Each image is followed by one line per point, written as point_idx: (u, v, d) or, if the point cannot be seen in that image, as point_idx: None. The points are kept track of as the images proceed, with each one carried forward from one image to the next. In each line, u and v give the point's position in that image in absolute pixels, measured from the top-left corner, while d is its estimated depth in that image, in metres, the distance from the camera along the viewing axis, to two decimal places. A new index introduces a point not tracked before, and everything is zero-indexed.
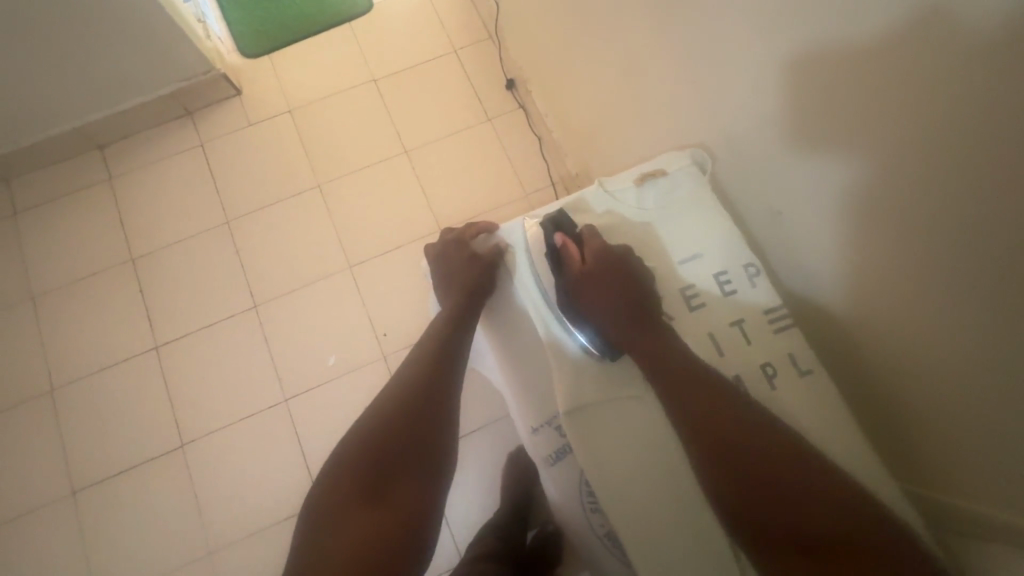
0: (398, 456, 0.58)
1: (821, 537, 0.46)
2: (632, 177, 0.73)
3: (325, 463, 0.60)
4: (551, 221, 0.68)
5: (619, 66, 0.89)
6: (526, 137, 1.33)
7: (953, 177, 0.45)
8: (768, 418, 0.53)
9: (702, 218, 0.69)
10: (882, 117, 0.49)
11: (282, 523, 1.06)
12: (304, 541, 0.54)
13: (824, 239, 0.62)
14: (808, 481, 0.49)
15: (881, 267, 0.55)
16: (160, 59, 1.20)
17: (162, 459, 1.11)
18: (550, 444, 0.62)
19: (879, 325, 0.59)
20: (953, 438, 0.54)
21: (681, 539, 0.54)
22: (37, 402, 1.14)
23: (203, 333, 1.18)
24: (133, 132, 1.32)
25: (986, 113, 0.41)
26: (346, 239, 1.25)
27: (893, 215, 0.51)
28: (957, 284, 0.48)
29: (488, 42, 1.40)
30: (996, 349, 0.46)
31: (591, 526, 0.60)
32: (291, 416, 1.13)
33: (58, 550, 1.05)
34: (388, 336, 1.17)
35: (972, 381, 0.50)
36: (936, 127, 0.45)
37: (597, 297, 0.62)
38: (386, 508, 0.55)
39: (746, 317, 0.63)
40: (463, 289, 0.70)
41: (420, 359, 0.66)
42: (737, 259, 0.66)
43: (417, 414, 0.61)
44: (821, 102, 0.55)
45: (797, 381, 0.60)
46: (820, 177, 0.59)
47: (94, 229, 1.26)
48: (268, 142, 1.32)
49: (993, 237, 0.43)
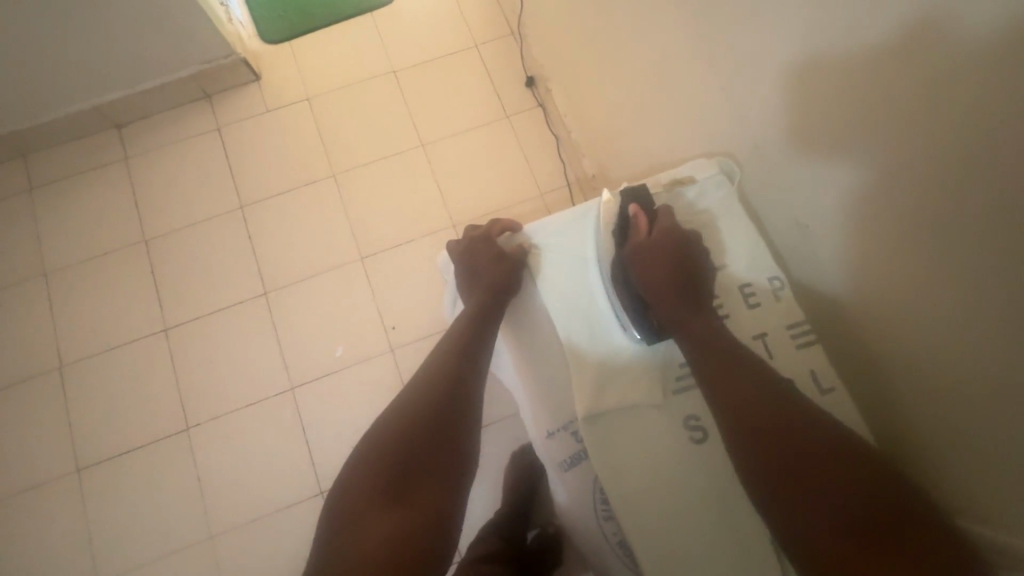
0: (423, 454, 0.58)
1: (843, 524, 0.46)
2: (661, 183, 0.74)
3: (346, 465, 0.59)
4: (630, 194, 0.71)
5: (642, 69, 0.89)
6: (543, 136, 1.32)
7: (967, 198, 0.44)
8: (803, 409, 0.52)
9: (729, 227, 0.68)
10: (902, 135, 0.49)
11: (283, 511, 1.06)
12: (326, 544, 0.53)
13: (842, 256, 0.61)
14: (833, 470, 0.48)
15: (898, 285, 0.54)
16: (181, 40, 1.19)
17: (166, 441, 1.11)
18: (565, 449, 0.62)
19: (893, 342, 0.58)
20: (960, 447, 0.53)
21: (685, 551, 0.53)
22: (45, 377, 1.14)
23: (213, 317, 1.19)
24: (152, 113, 1.32)
25: (1002, 134, 0.40)
26: (359, 230, 1.24)
27: (913, 235, 0.50)
28: (977, 309, 0.47)
29: (509, 38, 1.39)
30: (1005, 367, 0.45)
31: (604, 534, 0.59)
32: (296, 405, 1.13)
33: (60, 526, 1.06)
34: (397, 329, 1.17)
35: (988, 400, 0.48)
36: (953, 147, 0.44)
37: (648, 270, 0.64)
38: (412, 505, 0.54)
39: (768, 330, 0.63)
40: (489, 286, 0.69)
41: (445, 355, 0.66)
42: (761, 272, 0.65)
43: (442, 411, 0.60)
44: (846, 117, 0.54)
45: (817, 399, 0.59)
46: (841, 193, 0.58)
47: (109, 208, 1.26)
48: (285, 129, 1.31)
49: (1005, 259, 0.43)
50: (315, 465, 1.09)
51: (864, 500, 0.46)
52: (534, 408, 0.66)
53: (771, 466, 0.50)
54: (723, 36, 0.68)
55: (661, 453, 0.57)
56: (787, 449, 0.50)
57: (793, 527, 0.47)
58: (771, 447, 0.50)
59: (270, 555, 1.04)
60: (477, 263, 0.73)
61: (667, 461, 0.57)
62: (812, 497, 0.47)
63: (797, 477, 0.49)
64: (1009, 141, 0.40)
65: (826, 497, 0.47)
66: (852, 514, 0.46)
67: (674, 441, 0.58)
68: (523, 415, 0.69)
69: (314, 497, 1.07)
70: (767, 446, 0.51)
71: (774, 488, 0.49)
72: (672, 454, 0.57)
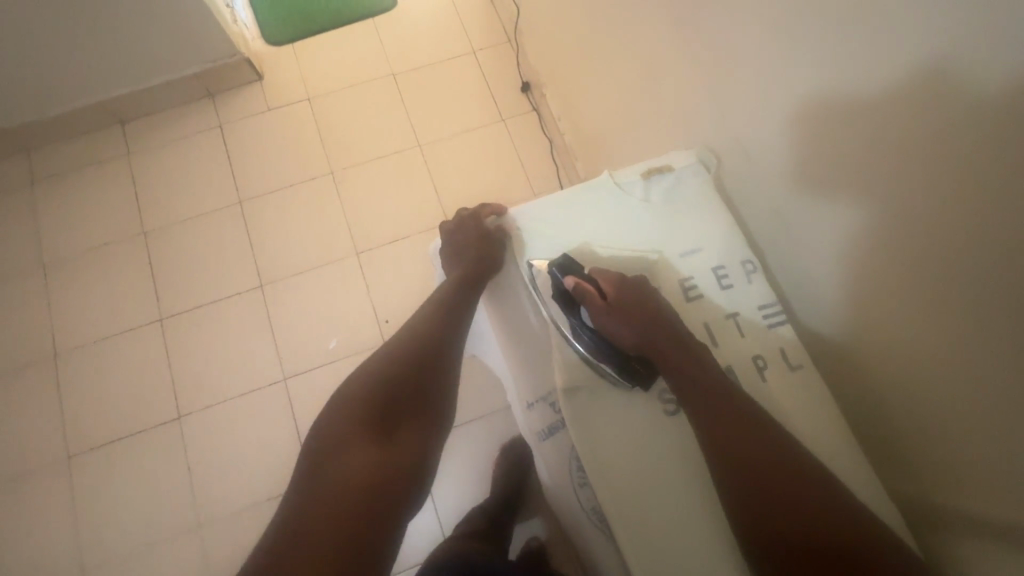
0: (405, 402, 0.62)
1: (810, 520, 0.48)
2: (638, 171, 0.73)
3: (330, 401, 0.62)
4: (558, 267, 0.65)
5: (631, 71, 0.92)
6: (537, 139, 1.36)
7: (929, 183, 0.47)
8: (752, 409, 0.54)
9: (705, 212, 0.69)
10: (872, 123, 0.51)
11: (273, 499, 1.08)
12: (309, 468, 0.56)
13: (813, 241, 0.63)
14: (797, 467, 0.51)
15: (868, 269, 0.57)
16: (189, 39, 1.23)
17: (158, 429, 1.12)
18: (543, 420, 0.64)
19: (862, 327, 0.60)
20: (921, 435, 0.56)
21: (660, 525, 0.55)
22: (41, 365, 1.15)
23: (208, 308, 1.20)
24: (155, 109, 1.35)
25: (963, 119, 0.43)
26: (355, 226, 1.27)
27: (882, 217, 0.53)
28: (946, 292, 0.49)
29: (506, 45, 1.43)
30: (966, 353, 0.48)
31: (580, 502, 0.60)
32: (288, 395, 1.14)
33: (49, 513, 1.06)
34: (389, 323, 1.20)
35: (955, 387, 0.50)
36: (916, 135, 0.47)
37: (623, 329, 0.60)
38: (393, 446, 0.58)
39: (741, 310, 0.64)
40: (471, 260, 0.74)
41: (427, 319, 0.69)
42: (735, 256, 0.67)
43: (424, 365, 0.64)
44: (823, 107, 0.57)
45: (787, 375, 0.61)
46: (814, 182, 0.61)
47: (108, 201, 1.28)
48: (285, 127, 1.35)
49: (966, 239, 0.45)
50: None
51: (832, 499, 0.49)
52: (515, 381, 0.68)
53: (737, 469, 0.52)
54: (708, 37, 0.71)
55: (634, 430, 0.59)
56: (752, 451, 0.52)
57: (763, 523, 0.50)
58: (744, 468, 0.52)
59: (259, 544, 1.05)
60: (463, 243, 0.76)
61: (643, 439, 0.59)
62: (781, 497, 0.50)
63: (772, 497, 0.50)
64: (968, 125, 0.43)
65: (802, 516, 0.49)
66: (820, 509, 0.49)
67: (651, 418, 0.60)
68: (507, 390, 0.71)
69: None
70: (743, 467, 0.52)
71: (755, 507, 0.50)
72: (648, 432, 0.59)
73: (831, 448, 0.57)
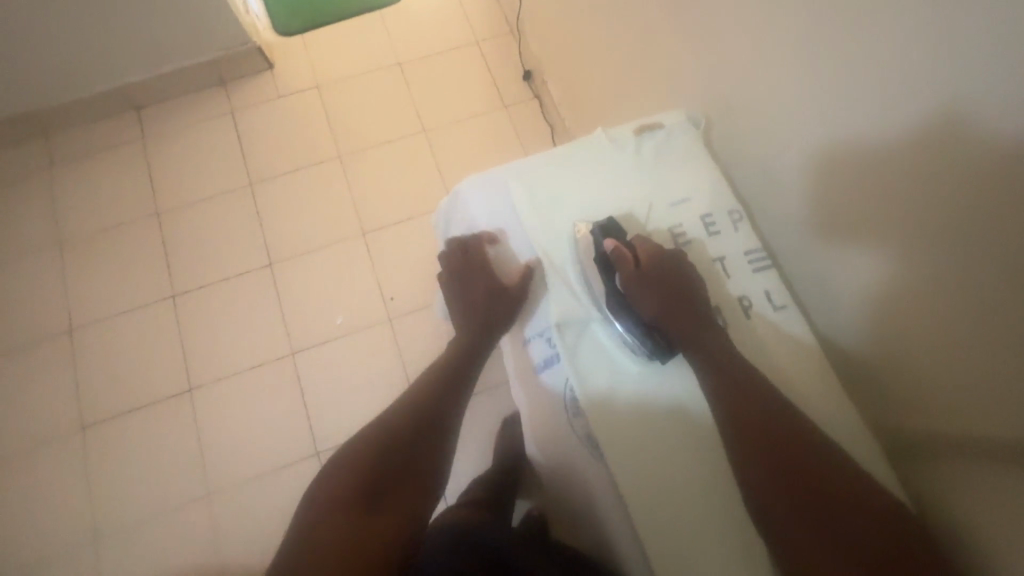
0: (404, 469, 0.58)
1: (812, 479, 0.48)
2: (631, 127, 0.73)
3: (320, 471, 0.58)
4: (601, 229, 0.65)
5: (628, 50, 0.95)
6: (538, 125, 1.40)
7: (907, 132, 0.50)
8: (749, 370, 0.56)
9: (693, 165, 0.70)
10: (851, 79, 0.55)
11: (281, 469, 1.11)
12: (297, 545, 0.53)
13: (800, 193, 0.65)
14: (798, 428, 0.51)
15: (853, 222, 0.59)
16: (203, 28, 1.28)
17: (170, 401, 1.15)
18: (540, 354, 0.66)
19: (847, 284, 0.61)
20: (914, 394, 0.57)
21: (649, 466, 0.57)
22: (57, 339, 1.19)
23: (219, 286, 1.24)
24: (169, 96, 1.39)
25: (932, 66, 0.47)
26: (362, 208, 1.31)
27: (866, 169, 0.55)
28: (922, 235, 0.51)
29: (509, 37, 1.48)
30: (948, 302, 0.50)
31: (574, 429, 0.62)
32: (296, 369, 1.18)
33: (64, 480, 1.09)
34: (395, 301, 1.23)
35: (935, 331, 0.52)
36: (891, 87, 0.51)
37: (653, 299, 0.60)
38: (388, 518, 0.54)
39: (727, 255, 0.65)
40: (478, 309, 0.69)
41: (433, 378, 0.66)
42: (722, 205, 0.67)
43: (425, 428, 0.61)
44: (806, 67, 0.60)
45: (771, 317, 0.63)
46: (800, 142, 0.63)
47: (123, 183, 1.32)
48: (294, 114, 1.39)
49: (944, 182, 0.48)
50: (313, 427, 1.14)
51: (835, 464, 0.49)
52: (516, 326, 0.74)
53: (741, 431, 0.52)
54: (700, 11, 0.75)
55: (625, 367, 0.61)
56: (751, 412, 0.53)
57: (764, 481, 0.50)
58: (759, 450, 0.51)
59: (267, 512, 1.08)
60: (467, 284, 0.70)
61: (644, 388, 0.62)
62: (782, 460, 0.50)
63: (787, 481, 0.49)
64: (937, 71, 0.46)
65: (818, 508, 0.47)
66: (819, 470, 0.49)
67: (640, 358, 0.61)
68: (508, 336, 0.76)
69: (310, 457, 1.12)
70: (759, 448, 0.51)
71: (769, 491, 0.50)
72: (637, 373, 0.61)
73: (818, 396, 0.59)
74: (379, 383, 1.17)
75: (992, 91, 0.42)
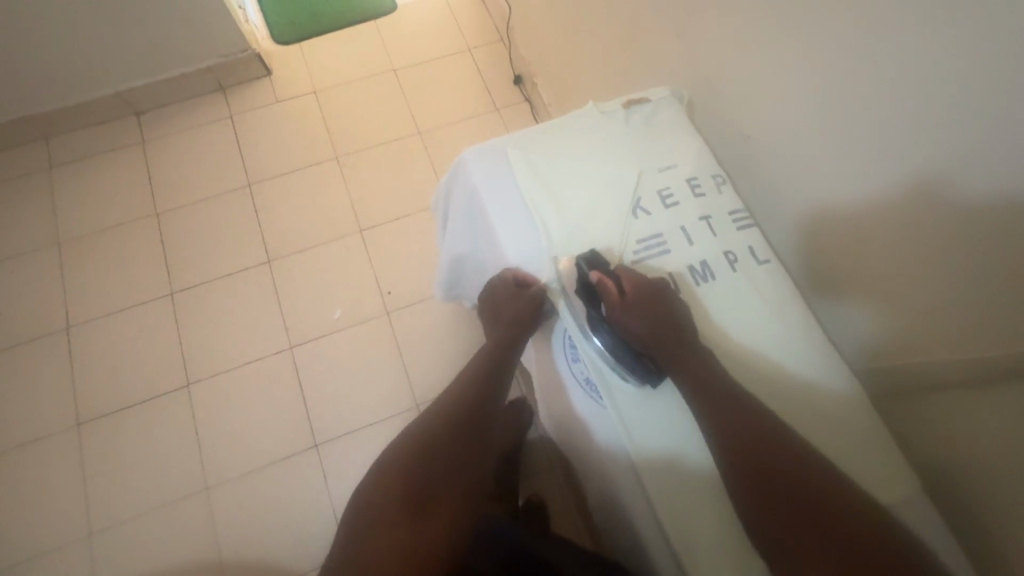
0: (441, 476, 0.59)
1: (787, 470, 0.48)
2: (620, 102, 0.78)
3: (366, 474, 0.62)
4: (584, 260, 0.64)
5: (613, 47, 1.01)
6: (529, 125, 1.45)
7: (883, 88, 0.55)
8: (722, 375, 0.56)
9: (680, 134, 0.75)
10: (829, 46, 0.59)
11: (278, 463, 1.11)
12: (349, 537, 0.58)
13: (789, 154, 0.70)
14: (769, 421, 0.52)
15: (838, 174, 0.63)
16: (205, 34, 1.32)
17: (167, 397, 1.15)
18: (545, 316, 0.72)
19: (834, 237, 0.67)
20: (905, 337, 0.61)
21: (652, 427, 0.57)
22: (53, 337, 1.19)
23: (217, 283, 1.25)
24: (169, 101, 1.42)
25: (902, 26, 0.52)
26: (359, 206, 1.34)
27: (850, 124, 0.60)
28: (902, 178, 0.56)
29: (499, 44, 1.54)
30: (934, 237, 0.54)
31: (575, 379, 0.63)
32: (294, 363, 1.19)
33: (59, 477, 1.08)
34: (392, 295, 1.25)
35: (929, 270, 0.56)
36: (867, 50, 0.56)
37: (637, 325, 0.59)
38: (427, 520, 0.56)
39: (713, 213, 0.69)
40: (507, 324, 0.69)
41: (464, 386, 0.67)
42: (706, 169, 0.72)
43: (461, 437, 0.62)
44: (786, 40, 0.65)
45: (755, 268, 0.66)
46: (786, 108, 0.68)
47: (122, 185, 1.34)
48: (292, 118, 1.43)
49: (923, 129, 0.52)
50: (312, 421, 1.14)
51: (805, 457, 0.49)
52: None
53: (717, 428, 0.52)
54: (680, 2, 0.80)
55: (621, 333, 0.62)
56: (727, 409, 0.53)
57: (739, 473, 0.50)
58: (734, 445, 0.51)
59: (265, 505, 1.07)
60: (502, 306, 0.70)
61: None
62: (754, 454, 0.50)
63: (756, 476, 0.49)
64: (905, 30, 0.51)
65: (789, 506, 0.47)
66: (790, 462, 0.49)
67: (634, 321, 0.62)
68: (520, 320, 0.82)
69: (308, 450, 1.12)
70: (727, 445, 0.51)
71: (743, 489, 0.50)
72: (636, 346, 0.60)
73: (804, 350, 0.62)
74: (377, 374, 1.18)
75: (958, 40, 0.47)
